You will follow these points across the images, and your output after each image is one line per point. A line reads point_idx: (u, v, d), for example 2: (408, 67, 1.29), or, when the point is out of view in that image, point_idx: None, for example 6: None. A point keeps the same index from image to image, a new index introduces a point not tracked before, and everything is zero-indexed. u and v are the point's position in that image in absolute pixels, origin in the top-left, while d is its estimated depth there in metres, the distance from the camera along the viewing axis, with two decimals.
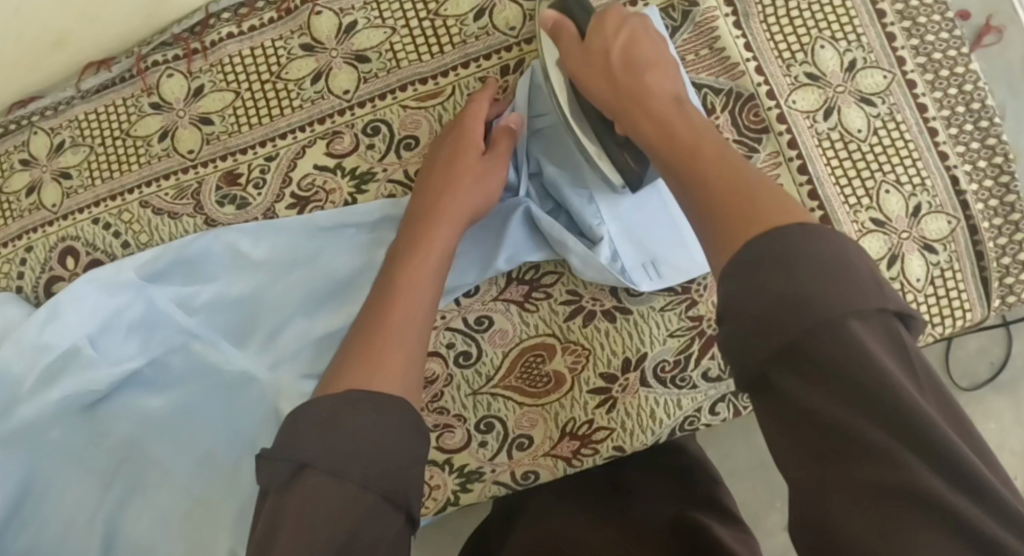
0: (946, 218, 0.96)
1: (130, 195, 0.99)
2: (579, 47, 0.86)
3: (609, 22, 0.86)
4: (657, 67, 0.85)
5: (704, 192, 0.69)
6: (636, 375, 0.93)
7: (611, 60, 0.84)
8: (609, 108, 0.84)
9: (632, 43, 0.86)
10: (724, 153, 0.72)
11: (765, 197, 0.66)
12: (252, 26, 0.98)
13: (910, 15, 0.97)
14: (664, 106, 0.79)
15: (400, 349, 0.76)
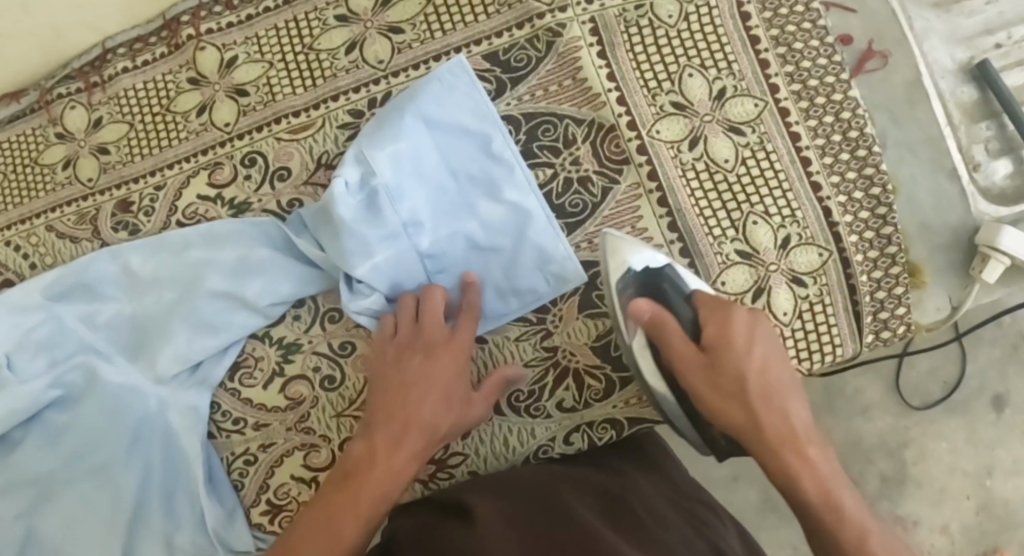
0: (816, 250, 0.94)
1: (38, 219, 1.04)
2: (694, 355, 0.84)
3: (737, 331, 0.84)
4: (789, 387, 0.83)
5: (812, 521, 0.77)
6: (490, 403, 0.95)
7: (748, 388, 0.82)
8: (717, 415, 0.83)
9: (766, 356, 0.83)
10: (837, 492, 0.77)
11: (891, 541, 0.75)
12: (145, 61, 1.04)
13: (785, 40, 0.95)
14: (777, 417, 0.81)
15: (377, 495, 0.82)
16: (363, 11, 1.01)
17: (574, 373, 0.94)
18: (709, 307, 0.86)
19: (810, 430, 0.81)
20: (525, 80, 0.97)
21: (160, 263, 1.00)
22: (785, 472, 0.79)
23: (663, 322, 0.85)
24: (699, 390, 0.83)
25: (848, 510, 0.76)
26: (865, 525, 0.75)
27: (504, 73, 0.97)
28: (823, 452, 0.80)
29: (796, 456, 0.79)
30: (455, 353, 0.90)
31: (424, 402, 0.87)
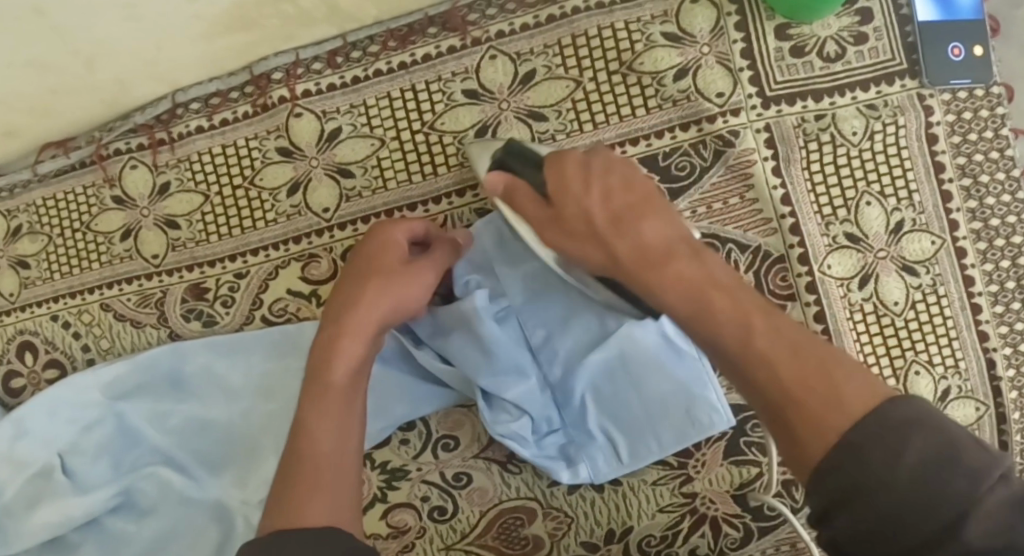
0: (974, 404, 0.88)
1: (91, 294, 0.92)
2: (536, 203, 0.76)
3: (565, 170, 0.74)
4: (654, 207, 0.72)
5: (726, 354, 0.62)
6: (618, 547, 0.87)
7: (591, 211, 0.72)
8: (604, 269, 0.73)
9: (605, 185, 0.73)
10: (745, 305, 0.63)
11: (799, 350, 0.59)
12: (224, 120, 0.88)
13: (971, 171, 0.87)
14: (690, 269, 0.67)
15: (328, 496, 0.71)
16: (497, 88, 0.86)
17: (713, 521, 0.87)
18: (552, 160, 0.75)
19: (673, 243, 0.70)
20: (687, 193, 0.85)
21: (251, 368, 0.89)
22: (659, 294, 0.68)
23: (513, 190, 0.77)
24: (545, 220, 0.75)
25: (772, 343, 0.60)
26: (751, 320, 0.62)
27: (664, 181, 0.85)
28: (694, 259, 0.68)
29: (659, 271, 0.68)
30: (364, 332, 0.79)
31: (334, 387, 0.77)
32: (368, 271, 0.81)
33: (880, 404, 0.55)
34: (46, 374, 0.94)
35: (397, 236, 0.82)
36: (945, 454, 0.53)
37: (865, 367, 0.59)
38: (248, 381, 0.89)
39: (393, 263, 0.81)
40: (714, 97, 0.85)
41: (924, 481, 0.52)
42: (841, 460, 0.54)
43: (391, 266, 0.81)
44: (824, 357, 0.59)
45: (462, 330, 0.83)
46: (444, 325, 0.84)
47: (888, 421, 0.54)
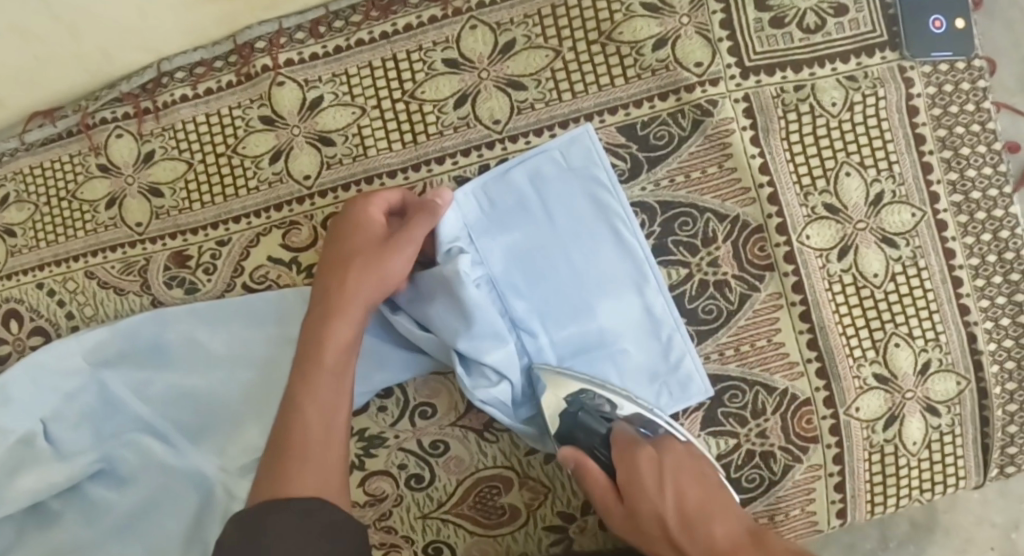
0: (955, 378, 0.87)
1: (76, 262, 0.93)
2: (619, 503, 0.79)
3: (636, 471, 0.79)
4: (719, 508, 0.78)
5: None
6: (595, 517, 0.87)
7: (670, 529, 0.77)
8: (631, 533, 0.79)
9: (672, 488, 0.78)
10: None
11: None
12: (208, 89, 0.89)
13: (952, 143, 0.86)
14: (700, 496, 0.78)
15: (312, 468, 0.73)
16: (477, 58, 0.86)
17: None
18: (621, 444, 0.82)
19: (740, 540, 0.76)
20: (665, 161, 0.85)
21: (232, 336, 0.89)
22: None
23: (586, 472, 0.80)
24: (621, 526, 0.79)
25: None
26: (770, 549, 0.75)
27: (641, 150, 0.85)
28: (710, 489, 0.79)
29: (676, 518, 0.77)
30: (354, 315, 0.79)
31: (321, 370, 0.77)
32: (349, 256, 0.81)
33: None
34: (30, 340, 0.95)
35: (373, 215, 0.82)
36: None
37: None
38: (230, 350, 0.89)
39: (371, 245, 0.81)
40: (693, 67, 0.85)
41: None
42: None
43: (371, 249, 0.80)
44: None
45: (444, 295, 0.81)
46: (427, 291, 0.82)
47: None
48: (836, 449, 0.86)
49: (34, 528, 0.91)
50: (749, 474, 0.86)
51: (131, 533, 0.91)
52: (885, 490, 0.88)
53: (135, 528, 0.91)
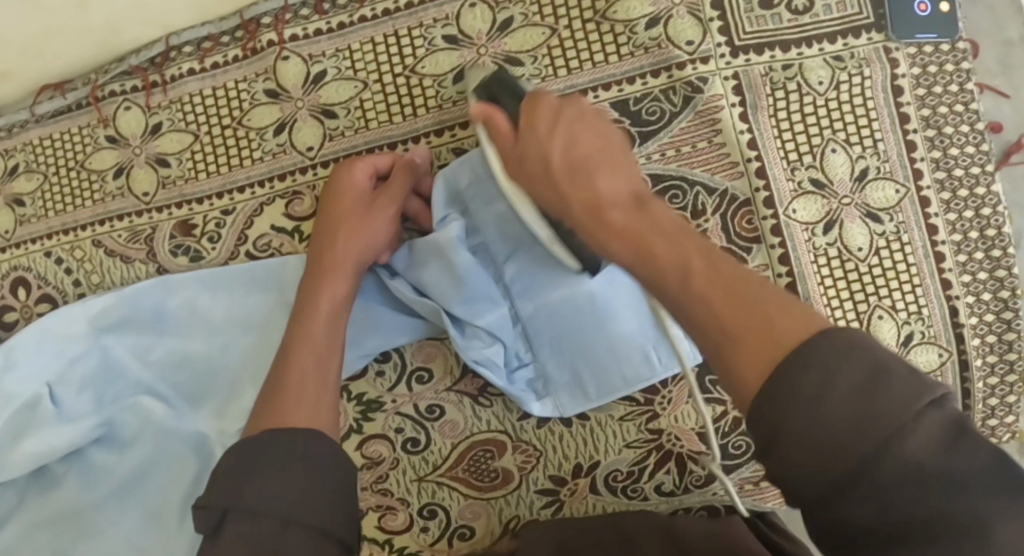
0: (937, 351, 0.89)
1: (84, 231, 0.96)
2: (509, 135, 0.75)
3: (536, 107, 0.74)
4: (606, 157, 0.72)
5: (700, 314, 0.60)
6: (585, 481, 0.90)
7: (552, 163, 0.72)
8: (534, 187, 0.74)
9: (567, 151, 0.72)
10: (691, 247, 0.63)
11: (724, 278, 0.60)
12: (215, 63, 0.92)
13: (936, 123, 0.88)
14: (628, 217, 0.67)
15: (309, 402, 0.77)
16: (476, 34, 0.89)
17: (678, 458, 0.89)
18: (529, 98, 0.76)
19: (624, 195, 0.70)
20: (656, 136, 0.88)
21: (232, 302, 0.92)
22: (604, 246, 0.68)
23: (490, 117, 0.77)
24: (531, 174, 0.74)
25: (716, 295, 0.59)
26: (686, 265, 0.62)
27: (633, 125, 0.88)
28: (632, 212, 0.68)
29: (584, 209, 0.69)
30: (344, 272, 0.84)
31: (314, 326, 0.83)
32: (336, 218, 0.85)
33: (819, 330, 0.55)
34: (38, 308, 0.97)
35: (357, 179, 0.86)
36: (881, 376, 0.53)
37: (803, 301, 0.58)
38: (229, 316, 0.92)
39: (358, 207, 0.85)
40: (684, 45, 0.88)
41: (857, 413, 0.52)
42: (768, 402, 0.54)
43: (358, 212, 0.85)
44: (770, 305, 0.58)
45: (438, 261, 0.85)
46: (421, 257, 0.86)
47: (818, 349, 0.54)
48: None
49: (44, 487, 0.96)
50: (736, 441, 0.89)
51: (135, 494, 0.95)
52: None
53: (140, 488, 0.95)
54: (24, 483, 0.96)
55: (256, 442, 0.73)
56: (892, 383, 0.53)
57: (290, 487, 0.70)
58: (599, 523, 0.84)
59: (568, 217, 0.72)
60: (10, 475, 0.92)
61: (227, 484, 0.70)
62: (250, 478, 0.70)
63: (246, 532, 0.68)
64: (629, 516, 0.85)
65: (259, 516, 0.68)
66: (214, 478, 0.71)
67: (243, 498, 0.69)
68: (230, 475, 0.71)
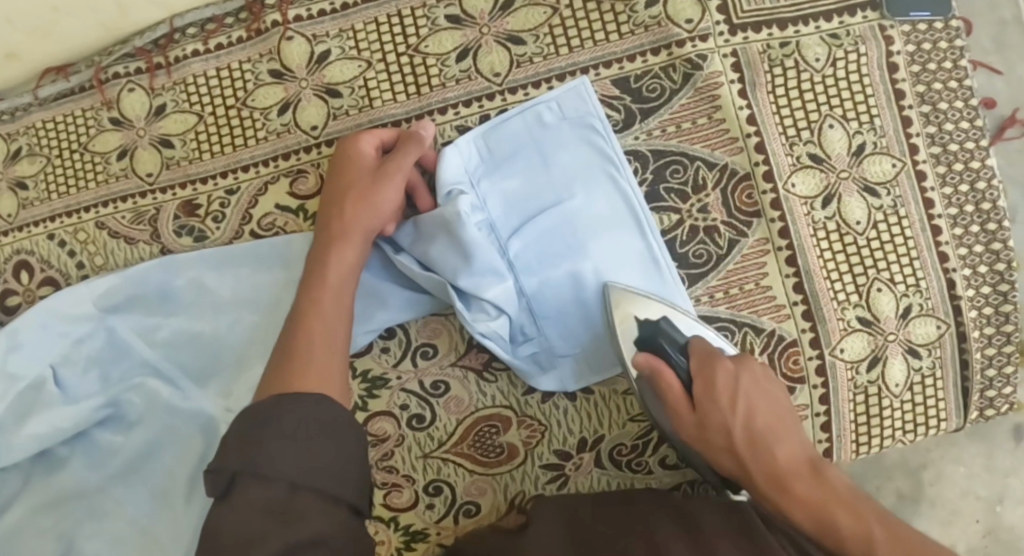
0: (935, 323, 0.91)
1: (87, 213, 0.96)
2: (690, 413, 0.82)
3: (717, 377, 0.81)
4: (777, 416, 0.81)
5: (834, 528, 0.74)
6: (590, 456, 0.90)
7: (736, 439, 0.80)
8: (692, 441, 0.82)
9: (751, 403, 0.81)
10: (863, 511, 0.75)
11: (902, 540, 0.72)
12: (219, 45, 0.93)
13: (930, 99, 0.90)
14: (809, 487, 0.77)
15: (319, 370, 0.80)
16: (478, 14, 0.90)
17: None
18: (699, 359, 0.82)
19: (802, 462, 0.79)
20: (657, 113, 0.89)
21: (238, 280, 0.93)
22: (782, 510, 0.77)
23: (660, 379, 0.82)
24: (693, 439, 0.82)
25: (880, 545, 0.72)
26: (870, 531, 0.73)
27: (634, 102, 0.89)
28: (815, 482, 0.77)
29: (751, 452, 0.80)
30: (350, 241, 0.85)
31: (323, 291, 0.84)
32: (346, 187, 0.87)
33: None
34: (41, 291, 0.97)
35: (366, 149, 0.87)
36: None
37: (931, 539, 0.73)
38: (236, 294, 0.93)
39: (366, 177, 0.86)
40: (684, 23, 0.89)
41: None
42: None
43: (367, 181, 0.86)
44: (907, 538, 0.72)
45: (445, 236, 0.85)
46: (428, 232, 0.86)
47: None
48: (822, 389, 0.90)
49: (46, 471, 0.96)
50: None
51: (139, 473, 0.95)
52: (870, 431, 0.91)
53: (145, 468, 0.95)
54: (29, 465, 0.96)
55: (268, 404, 0.76)
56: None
57: (301, 455, 0.73)
58: (609, 498, 0.83)
59: (739, 468, 0.81)
60: (16, 457, 0.92)
61: (239, 449, 0.74)
62: (263, 445, 0.73)
63: (258, 496, 0.72)
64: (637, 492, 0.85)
65: (270, 481, 0.72)
66: (227, 441, 0.75)
67: (255, 464, 0.72)
68: (242, 440, 0.74)
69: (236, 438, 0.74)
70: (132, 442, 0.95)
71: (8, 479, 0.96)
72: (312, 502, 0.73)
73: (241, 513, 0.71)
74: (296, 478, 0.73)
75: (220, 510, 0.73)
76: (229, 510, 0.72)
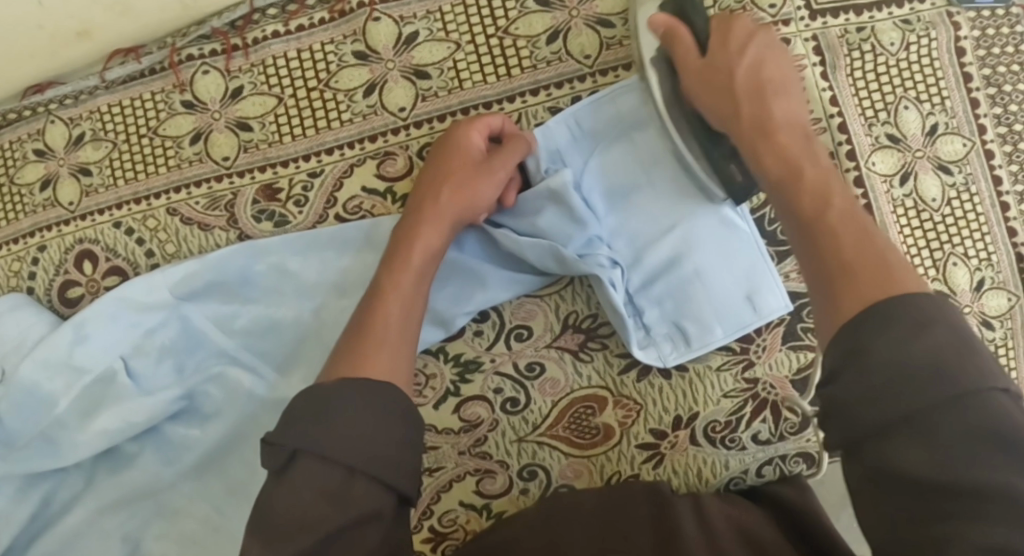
0: (1007, 295, 0.94)
1: (157, 200, 0.93)
2: (696, 59, 0.84)
3: (735, 33, 0.85)
4: (786, 88, 0.83)
5: (833, 246, 0.68)
6: (686, 433, 0.91)
7: (734, 86, 0.82)
8: (699, 101, 0.84)
9: (761, 55, 0.84)
10: (833, 178, 0.75)
11: (866, 231, 0.69)
12: (301, 26, 0.92)
13: (996, 82, 0.94)
14: (791, 141, 0.79)
15: (388, 358, 0.79)
16: None
17: (773, 406, 0.91)
18: (720, 22, 0.86)
19: (791, 125, 0.81)
20: None
21: (323, 263, 0.91)
22: (755, 153, 0.79)
23: (675, 35, 0.85)
24: (690, 75, 0.84)
25: (851, 253, 0.67)
26: (831, 192, 0.73)
27: None
28: (798, 139, 0.79)
29: (766, 143, 0.79)
30: (439, 223, 0.86)
31: (404, 271, 0.84)
32: (447, 171, 0.87)
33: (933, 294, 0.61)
34: (105, 282, 0.93)
35: (473, 139, 0.88)
36: (966, 346, 0.58)
37: (914, 269, 0.64)
38: (322, 278, 0.91)
39: (467, 165, 0.87)
40: (767, 8, 0.92)
41: (935, 358, 0.57)
42: (871, 318, 0.61)
43: (468, 169, 0.87)
44: (886, 269, 0.64)
45: (553, 206, 0.88)
46: (532, 206, 0.89)
47: (900, 309, 0.60)
48: None
49: (115, 469, 0.92)
50: None
51: (216, 466, 0.92)
52: None
53: (226, 460, 0.92)
54: (90, 465, 0.92)
55: (332, 384, 0.75)
56: (980, 357, 0.58)
57: (361, 438, 0.72)
58: (614, 494, 0.85)
59: (740, 146, 0.81)
60: (82, 456, 0.89)
61: (298, 427, 0.72)
62: (330, 422, 0.72)
63: (316, 479, 0.70)
64: (635, 483, 0.88)
65: (330, 463, 0.71)
66: (289, 417, 0.73)
67: (315, 441, 0.71)
68: (306, 414, 0.73)
69: (297, 414, 0.73)
70: (209, 435, 0.91)
71: (68, 479, 0.92)
72: (368, 489, 0.72)
73: (288, 492, 0.70)
74: (356, 465, 0.72)
75: (274, 486, 0.71)
76: (279, 491, 0.70)
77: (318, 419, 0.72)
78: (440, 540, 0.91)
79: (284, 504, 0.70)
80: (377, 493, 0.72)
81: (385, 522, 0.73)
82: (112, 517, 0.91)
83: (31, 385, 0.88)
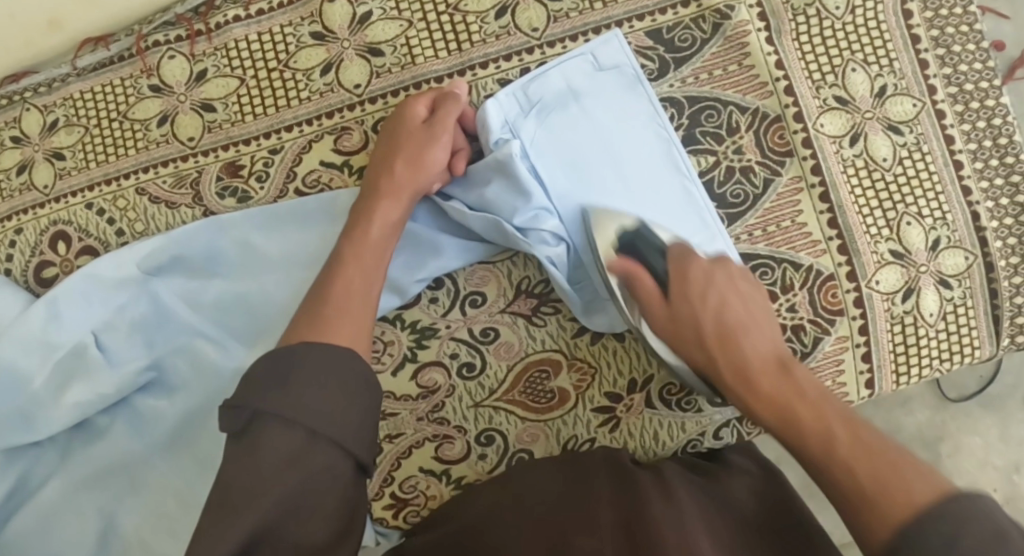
0: (963, 254, 0.94)
1: (126, 180, 0.97)
2: (665, 304, 0.86)
3: (693, 274, 0.87)
4: (741, 307, 0.85)
5: (835, 484, 0.73)
6: (641, 396, 0.92)
7: (700, 326, 0.85)
8: (650, 321, 0.87)
9: (723, 284, 0.86)
10: (829, 415, 0.77)
11: (879, 458, 0.72)
12: (260, 10, 0.96)
13: (944, 42, 0.94)
14: (774, 378, 0.81)
15: (347, 323, 0.80)
16: None
17: None
18: (679, 257, 0.88)
19: (771, 360, 0.82)
20: (689, 61, 0.93)
21: (284, 236, 0.94)
22: (740, 397, 0.82)
23: (634, 279, 0.87)
24: (665, 329, 0.86)
25: (862, 468, 0.72)
26: (832, 433, 0.75)
27: (668, 52, 0.93)
28: (801, 375, 0.81)
29: (742, 381, 0.82)
30: (398, 194, 0.88)
31: (366, 243, 0.86)
32: (400, 143, 0.90)
33: (948, 502, 0.67)
34: (79, 261, 0.97)
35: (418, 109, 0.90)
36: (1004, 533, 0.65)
37: (931, 473, 0.71)
38: (282, 250, 0.94)
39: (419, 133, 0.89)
40: None
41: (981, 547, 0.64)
42: (904, 544, 0.67)
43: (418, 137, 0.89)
44: (904, 469, 0.71)
45: (500, 177, 0.89)
46: (481, 178, 0.90)
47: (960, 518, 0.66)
48: (861, 321, 0.93)
49: (89, 442, 0.95)
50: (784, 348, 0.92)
51: (187, 438, 0.95)
52: (909, 360, 0.94)
53: (195, 432, 0.95)
54: (66, 438, 0.95)
55: (298, 349, 0.76)
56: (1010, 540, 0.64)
57: (321, 402, 0.73)
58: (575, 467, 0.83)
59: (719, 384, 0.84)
60: (57, 429, 0.92)
61: (260, 389, 0.73)
62: (292, 386, 0.73)
63: (278, 440, 0.71)
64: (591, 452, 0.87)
65: (292, 426, 0.72)
66: (253, 380, 0.74)
67: (278, 404, 0.72)
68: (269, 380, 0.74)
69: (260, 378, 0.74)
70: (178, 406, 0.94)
71: (46, 452, 0.95)
72: (328, 452, 0.73)
73: (251, 455, 0.71)
74: (317, 426, 0.73)
75: (235, 447, 0.72)
76: (238, 453, 0.71)
77: (279, 383, 0.73)
78: (401, 506, 0.93)
79: (243, 464, 0.71)
80: (336, 456, 0.73)
81: (346, 476, 0.74)
82: (87, 489, 0.93)
83: (7, 363, 0.91)
